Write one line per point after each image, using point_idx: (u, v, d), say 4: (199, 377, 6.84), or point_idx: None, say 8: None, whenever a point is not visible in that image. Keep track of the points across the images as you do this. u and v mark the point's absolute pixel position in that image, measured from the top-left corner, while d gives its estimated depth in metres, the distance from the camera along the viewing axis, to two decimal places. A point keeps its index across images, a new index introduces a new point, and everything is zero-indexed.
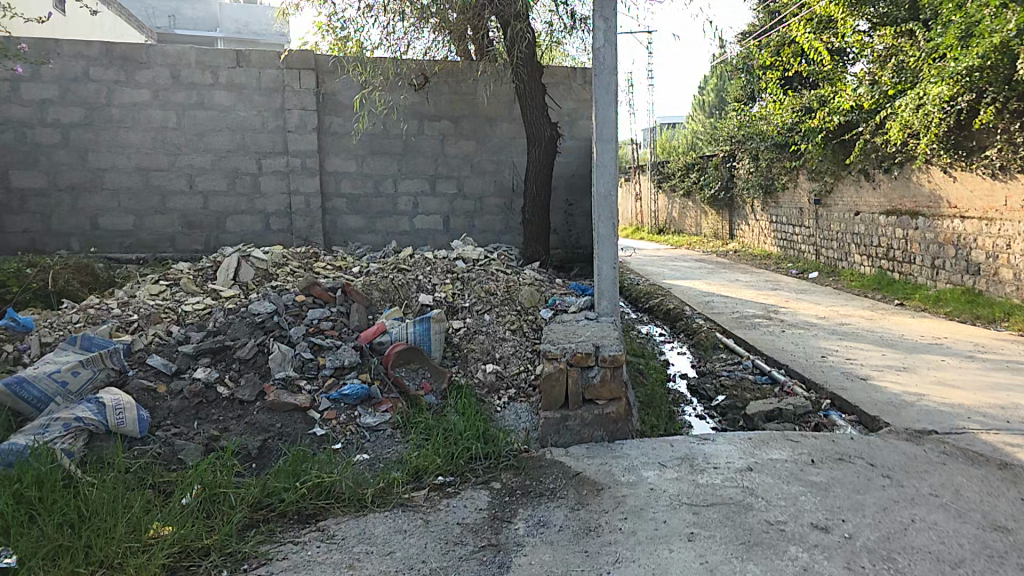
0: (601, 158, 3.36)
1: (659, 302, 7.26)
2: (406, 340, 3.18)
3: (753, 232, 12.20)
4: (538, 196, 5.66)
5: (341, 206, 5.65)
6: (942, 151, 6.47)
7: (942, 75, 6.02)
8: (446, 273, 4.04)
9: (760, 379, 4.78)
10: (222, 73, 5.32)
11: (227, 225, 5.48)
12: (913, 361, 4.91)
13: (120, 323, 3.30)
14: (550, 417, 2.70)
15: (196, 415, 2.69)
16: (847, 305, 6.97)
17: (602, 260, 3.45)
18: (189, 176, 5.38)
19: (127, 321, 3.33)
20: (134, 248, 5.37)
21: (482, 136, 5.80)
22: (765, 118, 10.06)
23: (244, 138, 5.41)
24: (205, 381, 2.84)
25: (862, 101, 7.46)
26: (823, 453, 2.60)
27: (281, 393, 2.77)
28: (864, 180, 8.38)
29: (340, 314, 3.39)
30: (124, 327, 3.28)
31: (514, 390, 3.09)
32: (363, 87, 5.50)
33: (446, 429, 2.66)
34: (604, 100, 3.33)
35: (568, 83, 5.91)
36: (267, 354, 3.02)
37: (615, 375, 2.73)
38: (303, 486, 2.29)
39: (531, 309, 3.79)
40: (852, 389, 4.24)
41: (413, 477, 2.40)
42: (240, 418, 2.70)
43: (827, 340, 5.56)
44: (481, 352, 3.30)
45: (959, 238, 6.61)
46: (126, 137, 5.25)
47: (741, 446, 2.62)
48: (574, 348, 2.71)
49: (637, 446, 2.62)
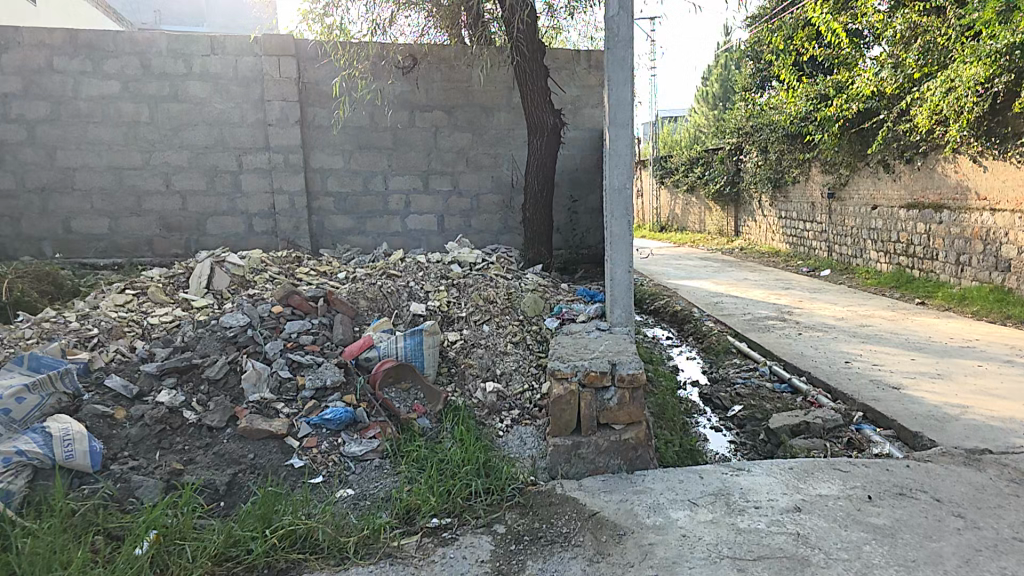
0: (614, 146, 3.04)
1: (666, 303, 6.92)
2: (395, 356, 2.84)
3: (761, 229, 11.86)
4: (540, 192, 5.29)
5: (329, 205, 5.31)
6: (973, 137, 6.16)
7: (979, 54, 5.72)
8: (441, 278, 3.69)
9: (779, 387, 4.46)
10: (196, 61, 4.96)
11: (208, 227, 5.15)
12: (946, 366, 4.56)
13: (76, 339, 2.94)
14: (559, 445, 2.34)
15: (158, 445, 2.33)
16: (866, 304, 6.64)
17: (615, 262, 3.12)
18: (165, 175, 5.04)
19: (85, 336, 2.96)
20: (109, 253, 5.04)
21: (479, 127, 5.45)
22: (779, 107, 9.81)
23: (222, 132, 5.07)
24: (169, 405, 2.48)
25: (885, 86, 7.25)
26: (879, 487, 2.26)
27: (254, 418, 2.43)
28: (882, 172, 8.03)
29: (322, 327, 3.05)
30: (81, 342, 2.91)
31: (518, 411, 2.75)
32: (341, 70, 5.15)
33: (442, 460, 2.32)
34: (617, 79, 2.99)
35: (571, 67, 5.52)
36: (239, 373, 2.68)
37: (634, 397, 2.38)
38: (274, 533, 1.93)
39: (535, 318, 3.42)
40: (885, 399, 3.89)
41: (403, 519, 2.06)
42: (208, 449, 2.34)
43: (850, 344, 5.21)
44: (479, 368, 2.96)
45: (988, 233, 6.28)
46: (96, 133, 4.90)
47: (783, 478, 2.27)
48: (586, 366, 2.38)
49: (661, 479, 2.26)
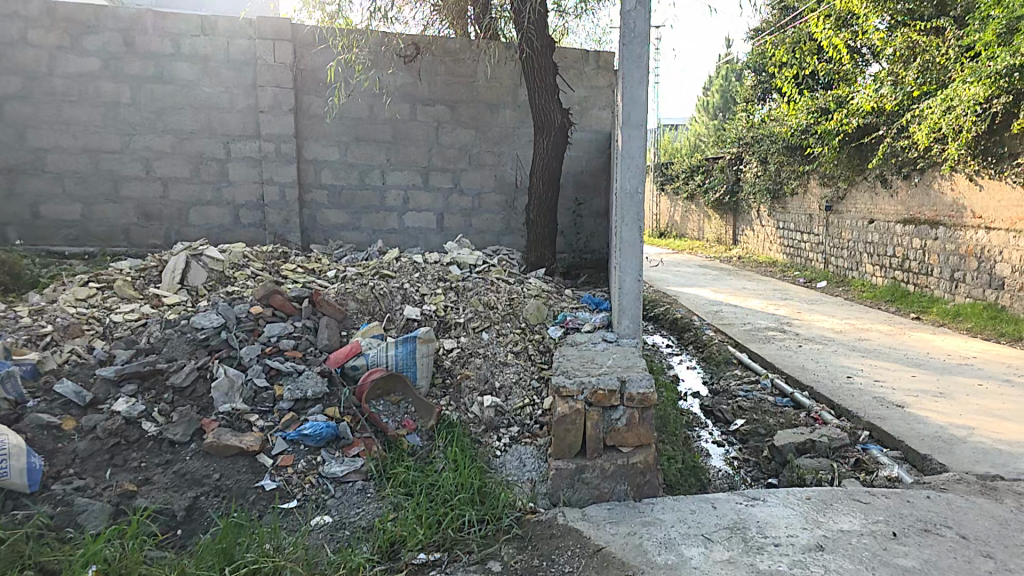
0: (627, 147, 2.88)
1: (665, 311, 6.77)
2: (383, 365, 2.64)
3: (758, 238, 11.78)
4: (541, 193, 5.10)
5: (321, 199, 5.11)
6: (971, 157, 6.10)
7: (978, 74, 5.64)
8: (439, 281, 3.50)
9: (781, 401, 4.31)
10: (184, 42, 4.72)
11: (190, 217, 4.91)
12: (948, 385, 4.45)
13: (27, 336, 2.68)
14: (562, 469, 2.18)
15: (110, 462, 2.11)
16: (864, 318, 6.53)
17: (624, 271, 2.95)
18: (145, 160, 4.79)
19: (38, 334, 2.71)
20: (81, 240, 4.78)
21: (483, 123, 5.25)
22: (779, 120, 9.72)
23: (210, 118, 4.83)
24: (127, 416, 2.25)
25: (885, 103, 7.11)
26: (902, 521, 2.09)
27: (223, 431, 2.22)
28: (879, 186, 7.94)
29: (305, 331, 2.85)
30: (32, 341, 2.64)
31: (517, 428, 2.57)
32: (337, 53, 4.88)
33: (432, 485, 2.13)
34: (633, 77, 2.82)
35: (579, 66, 5.33)
36: (208, 381, 2.46)
37: (643, 418, 2.21)
38: (237, 571, 1.73)
39: (538, 326, 3.23)
40: (890, 418, 3.74)
41: (386, 553, 1.87)
42: (168, 466, 2.13)
43: (850, 358, 5.09)
44: (477, 380, 2.77)
45: (982, 251, 6.19)
46: (71, 113, 4.64)
47: (801, 510, 2.11)
48: (594, 384, 2.19)
49: (672, 510, 2.10)
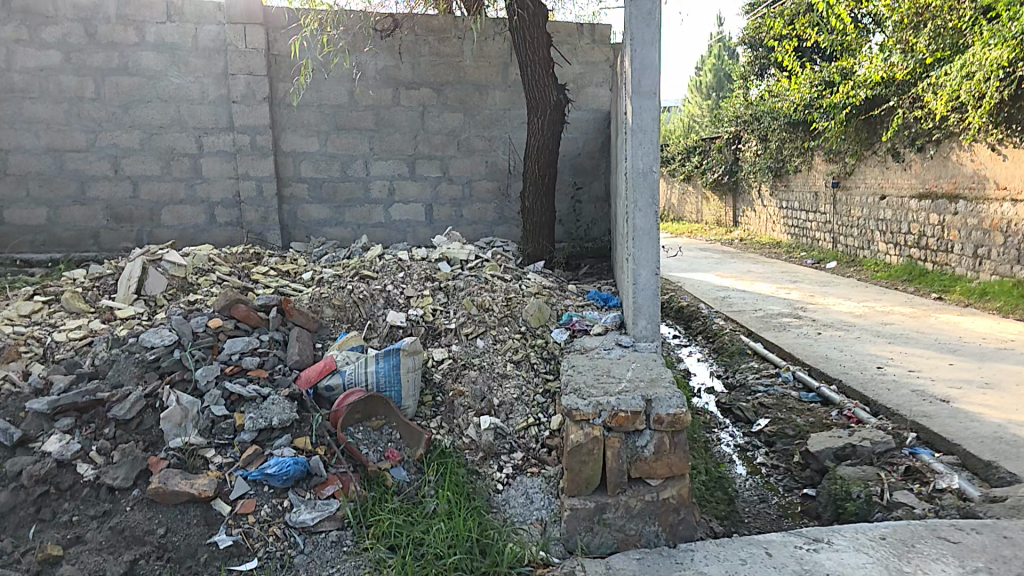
0: (637, 120, 2.49)
1: (671, 299, 6.35)
2: (364, 384, 2.27)
3: (761, 218, 11.28)
4: (540, 178, 4.68)
5: (302, 193, 4.71)
6: (992, 125, 5.61)
7: (1000, 36, 5.20)
8: (426, 280, 3.08)
9: (805, 395, 3.88)
10: (148, 29, 4.31)
11: (163, 218, 4.53)
12: (990, 373, 4.01)
13: None
14: (579, 509, 1.85)
15: (36, 518, 1.80)
16: (881, 299, 6.08)
17: (638, 263, 2.55)
18: (113, 158, 4.41)
19: None
20: (47, 247, 4.42)
21: (471, 106, 4.82)
22: (782, 95, 9.22)
23: (179, 110, 4.43)
24: (57, 458, 1.91)
25: (896, 71, 6.76)
26: (1007, 565, 1.67)
27: (171, 474, 1.87)
28: (891, 160, 7.45)
29: (274, 345, 2.48)
30: None
31: (520, 455, 2.20)
32: (303, 28, 4.46)
33: (423, 542, 1.78)
34: (642, 38, 2.43)
35: (574, 40, 4.89)
36: (158, 411, 2.10)
37: (675, 444, 1.87)
38: None
39: (540, 330, 2.83)
40: (936, 416, 3.31)
41: None
42: (104, 521, 1.81)
43: (874, 345, 4.66)
44: (472, 398, 2.39)
45: (1009, 225, 5.71)
46: (32, 110, 4.26)
47: (878, 557, 1.71)
48: (613, 404, 1.87)
49: (718, 561, 1.71)
